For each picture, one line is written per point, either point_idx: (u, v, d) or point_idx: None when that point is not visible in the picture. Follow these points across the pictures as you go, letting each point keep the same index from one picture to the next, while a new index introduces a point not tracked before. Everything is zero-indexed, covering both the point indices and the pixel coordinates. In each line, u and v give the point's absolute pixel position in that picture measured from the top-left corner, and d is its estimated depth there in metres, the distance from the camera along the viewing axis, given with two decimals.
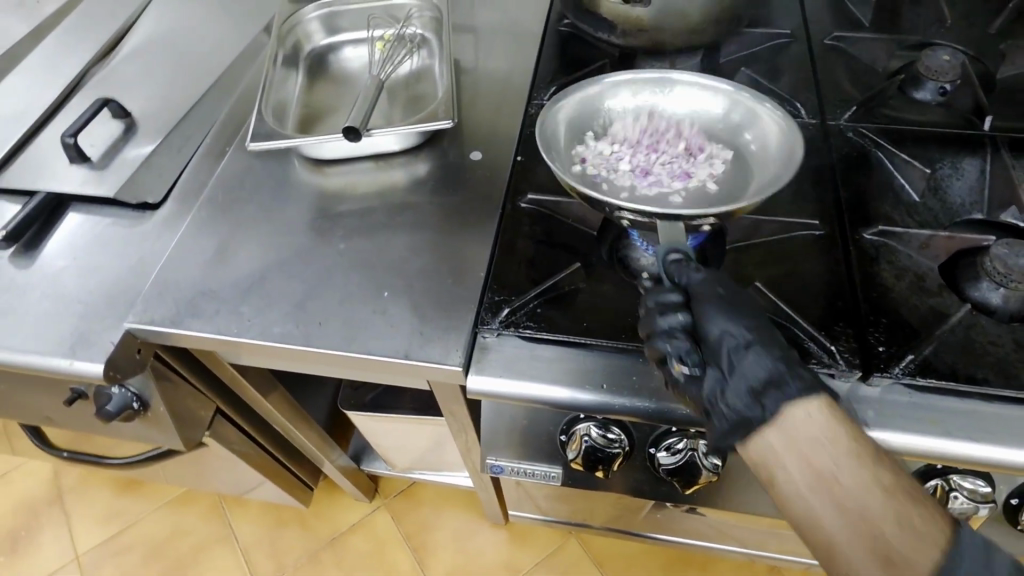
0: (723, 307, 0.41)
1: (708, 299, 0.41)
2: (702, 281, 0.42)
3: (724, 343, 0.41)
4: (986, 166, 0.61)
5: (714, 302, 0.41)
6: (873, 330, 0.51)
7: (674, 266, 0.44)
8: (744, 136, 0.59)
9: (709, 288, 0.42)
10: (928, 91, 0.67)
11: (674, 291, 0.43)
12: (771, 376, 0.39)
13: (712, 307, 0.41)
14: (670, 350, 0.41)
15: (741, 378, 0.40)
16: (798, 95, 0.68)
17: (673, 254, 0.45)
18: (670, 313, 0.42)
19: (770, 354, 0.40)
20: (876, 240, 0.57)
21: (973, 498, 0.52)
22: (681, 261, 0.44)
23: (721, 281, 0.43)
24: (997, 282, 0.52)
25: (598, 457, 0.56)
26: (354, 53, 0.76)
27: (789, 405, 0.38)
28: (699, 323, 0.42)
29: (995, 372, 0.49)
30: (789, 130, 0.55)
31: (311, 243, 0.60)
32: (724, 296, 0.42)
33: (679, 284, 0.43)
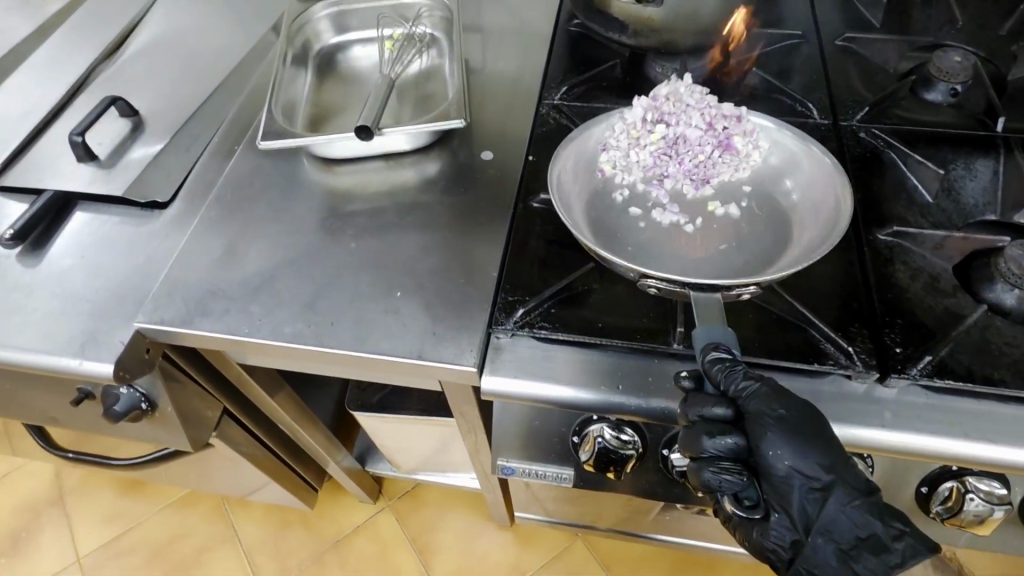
0: (789, 436, 0.36)
1: (767, 420, 0.37)
2: (757, 398, 0.38)
3: (794, 481, 0.36)
4: (999, 167, 0.61)
5: (774, 426, 0.37)
6: (890, 331, 0.51)
7: (719, 371, 0.40)
8: (783, 184, 0.59)
9: (768, 405, 0.38)
10: (939, 93, 0.67)
11: (721, 402, 0.39)
12: (869, 539, 0.35)
13: (772, 431, 0.37)
14: (721, 487, 0.36)
15: (825, 540, 0.35)
16: (810, 96, 0.68)
17: (713, 350, 0.41)
18: (721, 435, 0.37)
19: (842, 499, 0.35)
20: (891, 240, 0.57)
21: (988, 500, 0.52)
22: (725, 364, 0.40)
23: (779, 397, 0.38)
24: (1011, 283, 0.52)
25: (610, 458, 0.56)
26: (363, 52, 0.75)
27: (900, 545, 0.35)
28: (755, 452, 0.37)
29: (1012, 373, 0.49)
30: (836, 181, 0.55)
31: (322, 242, 0.60)
32: (786, 418, 0.37)
33: (726, 392, 0.39)
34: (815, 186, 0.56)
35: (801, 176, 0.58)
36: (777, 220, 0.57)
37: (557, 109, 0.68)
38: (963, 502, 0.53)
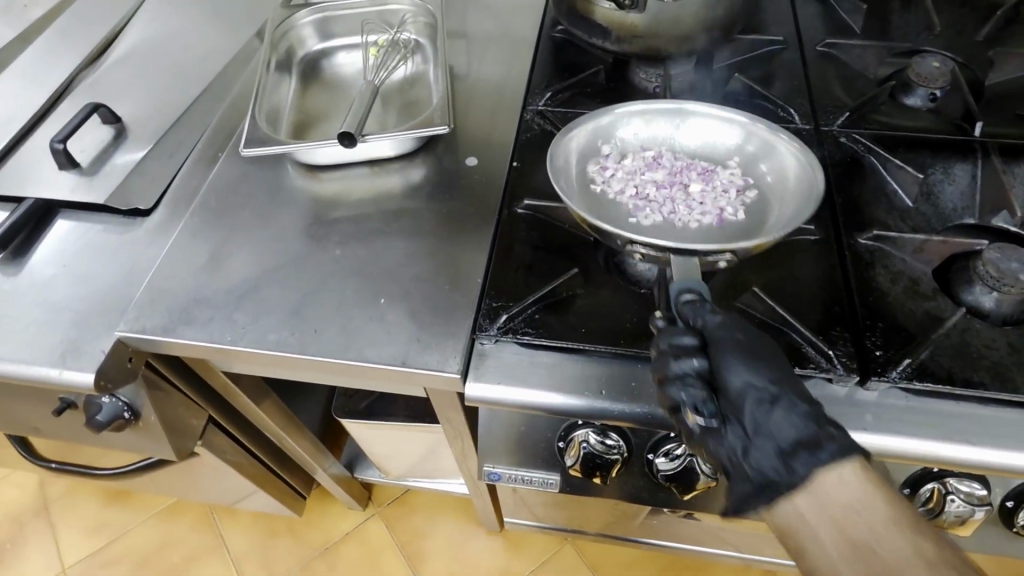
0: (742, 354, 0.37)
1: (723, 341, 0.37)
2: (720, 324, 0.38)
3: (747, 394, 0.36)
4: (977, 171, 0.62)
5: (734, 348, 0.37)
6: (870, 334, 0.51)
7: (687, 308, 0.40)
8: (759, 169, 0.59)
9: (725, 332, 0.38)
10: (919, 97, 0.68)
11: (690, 332, 0.38)
12: (803, 435, 0.34)
13: (728, 352, 0.37)
14: (683, 398, 0.36)
15: (768, 440, 0.35)
16: (792, 101, 0.69)
17: (686, 295, 0.41)
18: (686, 356, 0.37)
19: (802, 414, 0.35)
20: (871, 245, 0.57)
21: (969, 502, 0.53)
22: (695, 302, 0.40)
23: (740, 325, 0.39)
24: (989, 286, 0.53)
25: (596, 463, 0.56)
26: (348, 58, 0.75)
27: (823, 469, 0.33)
28: (718, 372, 0.37)
29: (991, 375, 0.49)
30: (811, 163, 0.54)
31: (306, 249, 0.60)
32: (742, 340, 0.37)
33: (694, 325, 0.39)
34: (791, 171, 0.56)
35: (776, 159, 0.58)
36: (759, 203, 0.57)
37: (541, 115, 0.68)
38: (946, 503, 0.54)
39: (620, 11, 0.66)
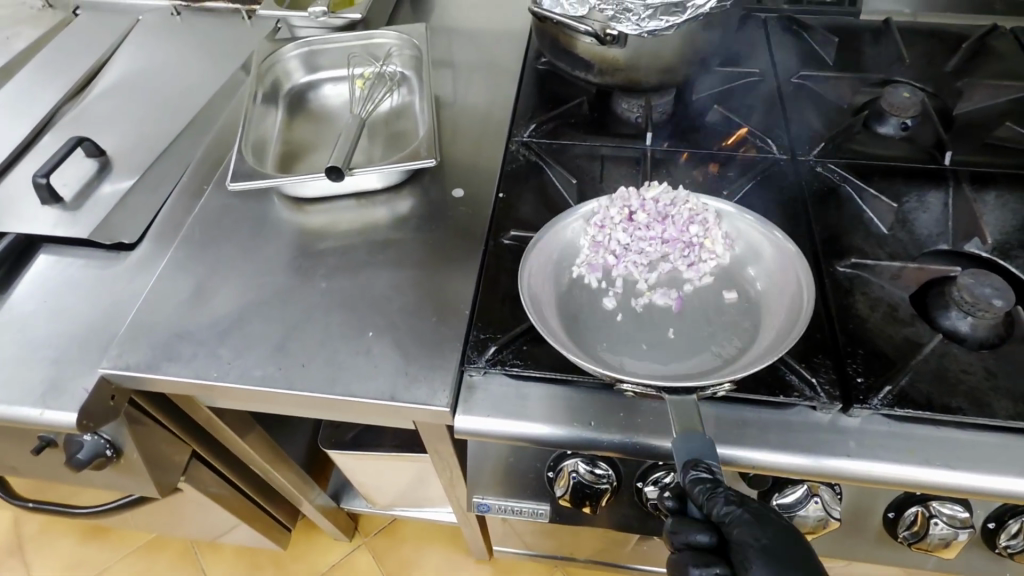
0: (774, 565, 0.34)
1: (744, 546, 0.36)
2: (741, 529, 0.36)
3: None
4: (949, 199, 0.64)
5: (755, 557, 0.35)
6: (851, 361, 0.52)
7: (699, 492, 0.38)
8: (747, 272, 0.58)
9: (744, 531, 0.36)
10: (891, 126, 0.71)
11: (703, 528, 0.39)
12: None
13: (753, 562, 0.35)
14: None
15: None
16: (770, 131, 0.71)
17: (695, 470, 0.40)
18: (704, 564, 0.38)
19: None
20: (850, 272, 0.59)
21: (952, 524, 0.53)
22: (707, 486, 0.39)
23: (762, 518, 0.36)
24: (964, 312, 0.54)
25: (585, 493, 0.56)
26: (334, 90, 0.76)
27: None
28: (737, 569, 0.36)
29: (969, 401, 0.51)
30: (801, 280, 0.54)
31: (293, 283, 0.60)
32: (768, 545, 0.35)
33: (707, 514, 0.38)
34: (779, 273, 0.56)
35: (764, 266, 0.57)
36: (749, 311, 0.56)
37: (526, 147, 0.70)
38: (929, 527, 0.54)
39: (601, 45, 0.68)
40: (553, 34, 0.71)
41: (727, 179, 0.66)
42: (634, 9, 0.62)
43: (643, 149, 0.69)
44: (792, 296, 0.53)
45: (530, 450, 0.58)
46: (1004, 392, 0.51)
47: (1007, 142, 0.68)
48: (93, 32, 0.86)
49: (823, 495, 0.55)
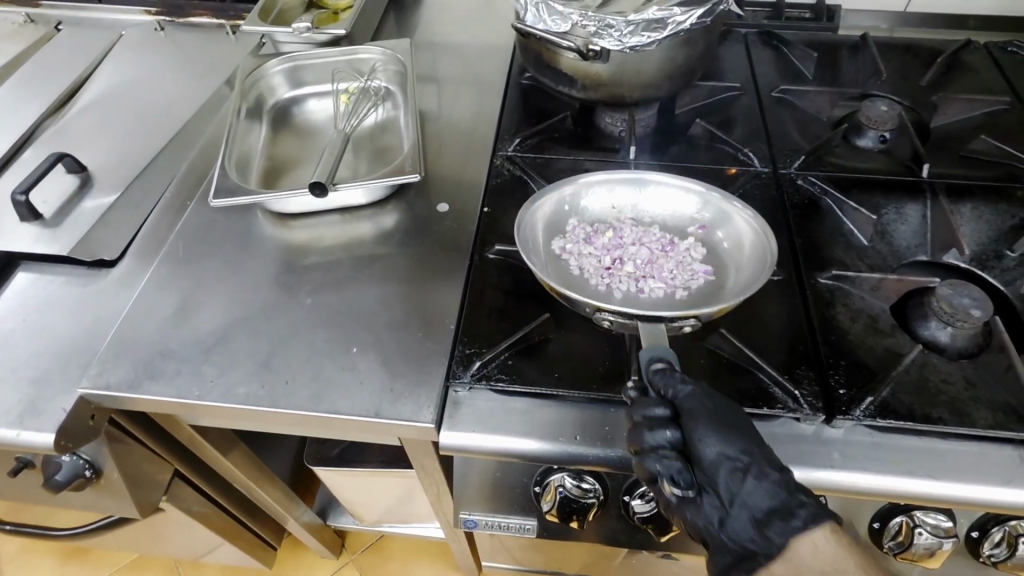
0: (714, 426, 0.42)
1: (696, 412, 0.42)
2: (690, 397, 0.42)
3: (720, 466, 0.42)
4: (927, 210, 0.65)
5: (700, 423, 0.42)
6: (834, 373, 0.53)
7: (658, 376, 0.43)
8: (714, 234, 0.62)
9: (697, 401, 0.42)
10: (869, 139, 0.72)
11: (661, 404, 0.42)
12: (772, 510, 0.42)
13: (700, 424, 0.42)
14: (660, 470, 0.40)
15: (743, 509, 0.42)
16: (751, 145, 0.72)
17: (657, 361, 0.45)
18: (659, 428, 0.41)
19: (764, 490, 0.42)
20: (831, 284, 0.59)
21: (935, 533, 0.54)
22: (665, 372, 0.44)
23: (708, 393, 0.43)
24: (943, 322, 0.55)
25: (573, 508, 0.56)
26: (318, 106, 0.76)
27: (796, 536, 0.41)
28: (690, 445, 0.42)
29: (950, 412, 0.51)
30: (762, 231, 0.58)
31: (276, 299, 0.59)
32: (712, 408, 0.42)
33: (665, 396, 0.43)
34: (741, 233, 0.60)
35: (730, 227, 0.61)
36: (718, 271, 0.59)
37: (511, 161, 0.70)
38: (914, 537, 0.55)
39: (584, 61, 0.68)
40: (537, 49, 0.71)
41: None
42: (616, 26, 0.62)
43: (627, 163, 0.70)
44: (759, 245, 0.57)
45: (517, 465, 0.57)
46: (984, 402, 0.52)
47: (983, 154, 0.70)
48: (74, 47, 0.85)
49: None
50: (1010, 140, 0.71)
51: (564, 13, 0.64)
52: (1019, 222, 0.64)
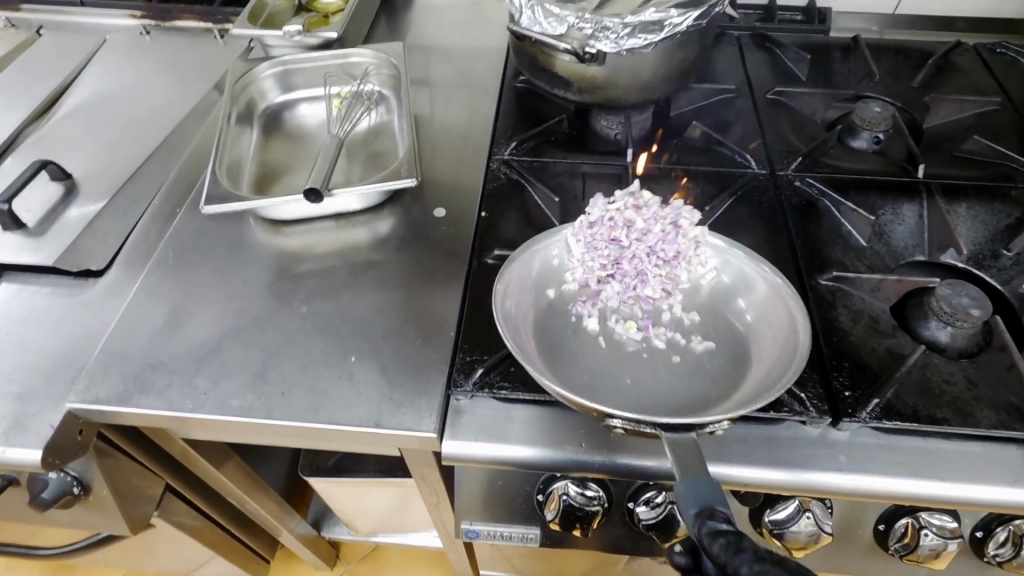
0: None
1: (739, 572, 0.30)
2: (723, 510, 0.34)
3: None
4: (924, 210, 0.65)
5: None
6: (838, 375, 0.53)
7: (708, 536, 0.34)
8: (736, 303, 0.56)
9: (746, 567, 0.30)
10: (864, 140, 0.72)
11: (711, 569, 0.32)
12: None
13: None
14: None
15: None
16: (747, 147, 0.72)
17: (714, 524, 0.34)
18: (702, 552, 0.33)
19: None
20: (832, 285, 0.59)
21: (941, 534, 0.54)
22: (726, 542, 0.32)
23: (765, 550, 0.31)
24: (944, 321, 0.55)
25: (577, 516, 0.55)
26: (310, 110, 0.75)
27: None
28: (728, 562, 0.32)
29: (954, 412, 0.51)
30: (796, 314, 0.51)
31: (271, 307, 0.58)
32: (766, 565, 0.30)
33: (721, 564, 0.31)
34: (769, 307, 0.54)
35: (756, 297, 0.55)
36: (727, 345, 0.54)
37: (508, 165, 0.69)
38: (920, 538, 0.54)
39: (580, 63, 0.68)
40: (532, 52, 0.71)
41: (708, 195, 0.67)
42: (613, 27, 0.62)
43: (624, 166, 0.69)
44: (786, 334, 0.50)
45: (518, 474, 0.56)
46: (986, 401, 0.52)
47: (976, 154, 0.70)
48: (58, 51, 0.83)
49: (815, 510, 0.54)
50: (1001, 140, 0.72)
51: (560, 14, 0.63)
52: (1014, 221, 0.64)
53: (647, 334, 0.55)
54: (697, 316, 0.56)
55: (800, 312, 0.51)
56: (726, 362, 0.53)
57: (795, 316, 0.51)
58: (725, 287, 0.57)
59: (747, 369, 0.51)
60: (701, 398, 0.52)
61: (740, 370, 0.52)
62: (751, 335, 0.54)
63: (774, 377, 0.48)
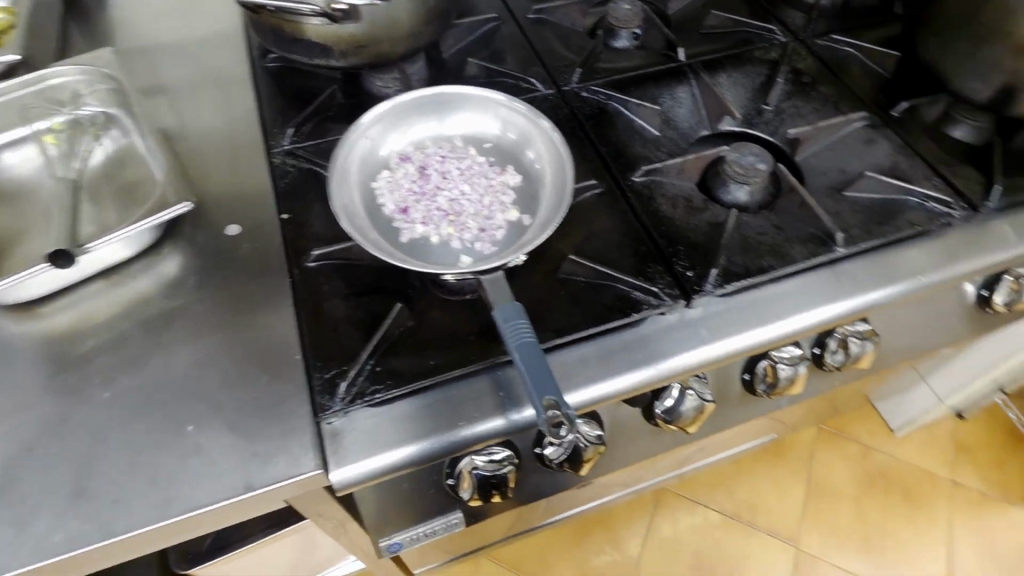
0: None
1: None
2: None
3: None
4: (694, 88, 0.70)
5: None
6: (678, 259, 0.56)
7: None
8: (526, 154, 0.59)
9: None
10: (625, 39, 0.75)
11: None
12: None
13: None
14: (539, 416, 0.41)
15: None
16: (528, 71, 0.71)
17: None
18: None
19: None
20: (645, 180, 0.62)
21: (791, 362, 0.61)
22: None
23: None
24: (740, 182, 0.60)
25: (492, 483, 0.54)
26: (17, 157, 0.60)
27: None
28: None
29: (774, 256, 0.57)
30: (563, 150, 0.56)
31: (61, 408, 0.47)
32: None
33: None
34: (548, 151, 0.57)
35: (538, 145, 0.58)
36: (527, 180, 0.58)
37: (292, 155, 0.62)
38: (776, 372, 0.61)
39: (332, 25, 0.61)
40: (274, 24, 0.62)
41: None
42: None
43: None
44: (558, 170, 0.55)
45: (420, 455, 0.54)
46: (794, 238, 0.58)
47: (717, 28, 0.77)
48: None
49: (694, 386, 0.58)
50: (732, 10, 0.79)
51: None
52: (765, 78, 0.72)
53: (468, 225, 0.55)
54: (502, 172, 0.58)
55: (564, 149, 0.55)
56: (526, 194, 0.57)
57: (562, 156, 0.55)
58: (513, 144, 0.60)
59: (539, 202, 0.56)
60: (571, 326, 0.52)
61: (537, 201, 0.56)
62: (542, 176, 0.57)
63: (555, 208, 0.53)
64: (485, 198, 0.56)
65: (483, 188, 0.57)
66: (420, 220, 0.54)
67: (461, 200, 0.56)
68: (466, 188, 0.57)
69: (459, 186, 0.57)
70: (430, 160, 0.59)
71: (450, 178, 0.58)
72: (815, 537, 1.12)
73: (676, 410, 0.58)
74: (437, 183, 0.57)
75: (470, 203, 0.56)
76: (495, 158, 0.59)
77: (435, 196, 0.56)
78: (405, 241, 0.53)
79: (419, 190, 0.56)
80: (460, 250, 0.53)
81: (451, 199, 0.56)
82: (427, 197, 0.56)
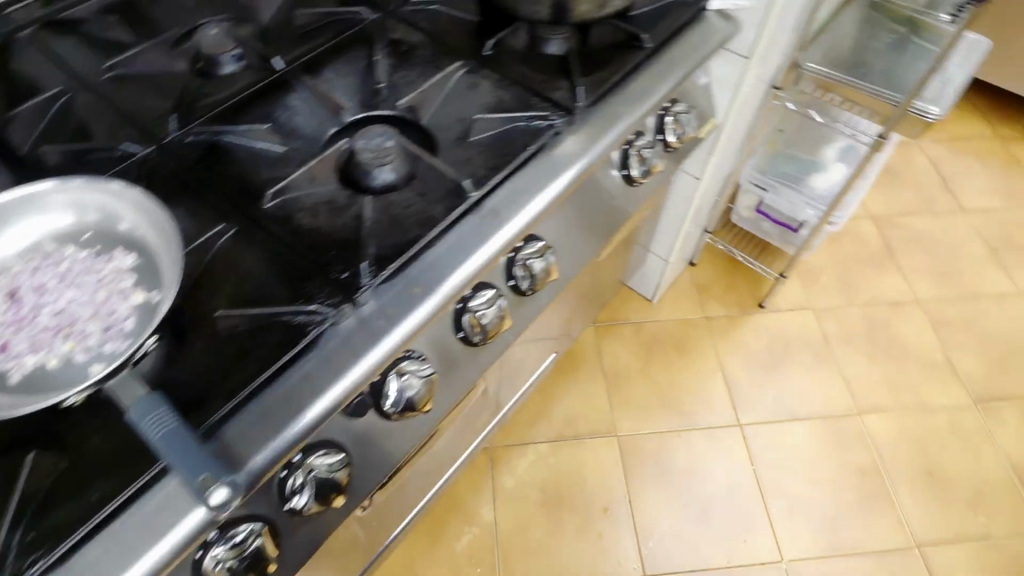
0: None
1: None
2: None
3: None
4: (302, 93, 0.70)
5: None
6: (331, 267, 0.55)
7: None
8: (122, 226, 0.53)
9: None
10: (229, 62, 0.70)
11: None
12: None
13: None
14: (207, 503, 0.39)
15: None
16: (118, 135, 0.64)
17: None
18: None
19: None
20: (277, 203, 0.60)
21: (489, 305, 0.65)
22: None
23: None
24: (379, 164, 0.61)
25: (249, 565, 0.51)
26: None
27: None
28: None
29: (421, 225, 0.59)
30: (155, 208, 0.52)
31: None
32: None
33: None
34: (142, 215, 0.53)
35: (131, 214, 0.53)
36: (137, 254, 0.52)
37: None
38: (480, 320, 0.64)
39: None
40: None
41: None
42: None
43: None
44: (158, 230, 0.51)
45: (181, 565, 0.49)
46: (434, 201, 0.61)
47: (311, 25, 0.76)
48: None
49: (409, 370, 0.59)
50: None
51: None
52: (367, 61, 0.73)
53: (88, 330, 0.49)
54: (108, 258, 0.53)
55: (156, 206, 0.52)
56: (145, 269, 0.52)
57: (156, 214, 0.51)
58: (105, 223, 0.54)
59: (158, 271, 0.51)
60: (245, 380, 0.49)
61: (156, 271, 0.51)
62: (150, 242, 0.52)
63: (170, 269, 0.49)
64: (98, 294, 0.51)
65: (94, 286, 0.52)
66: (26, 351, 0.48)
67: (71, 308, 0.50)
68: (73, 293, 0.51)
69: (65, 295, 0.51)
70: (21, 283, 0.52)
71: (51, 291, 0.51)
72: (625, 418, 1.26)
73: (403, 399, 0.59)
74: (38, 303, 0.51)
75: (83, 307, 0.50)
76: (94, 248, 0.53)
77: (38, 318, 0.50)
78: (14, 382, 0.46)
79: (17, 319, 0.49)
80: (86, 361, 0.47)
81: (56, 313, 0.50)
82: (28, 322, 0.49)
